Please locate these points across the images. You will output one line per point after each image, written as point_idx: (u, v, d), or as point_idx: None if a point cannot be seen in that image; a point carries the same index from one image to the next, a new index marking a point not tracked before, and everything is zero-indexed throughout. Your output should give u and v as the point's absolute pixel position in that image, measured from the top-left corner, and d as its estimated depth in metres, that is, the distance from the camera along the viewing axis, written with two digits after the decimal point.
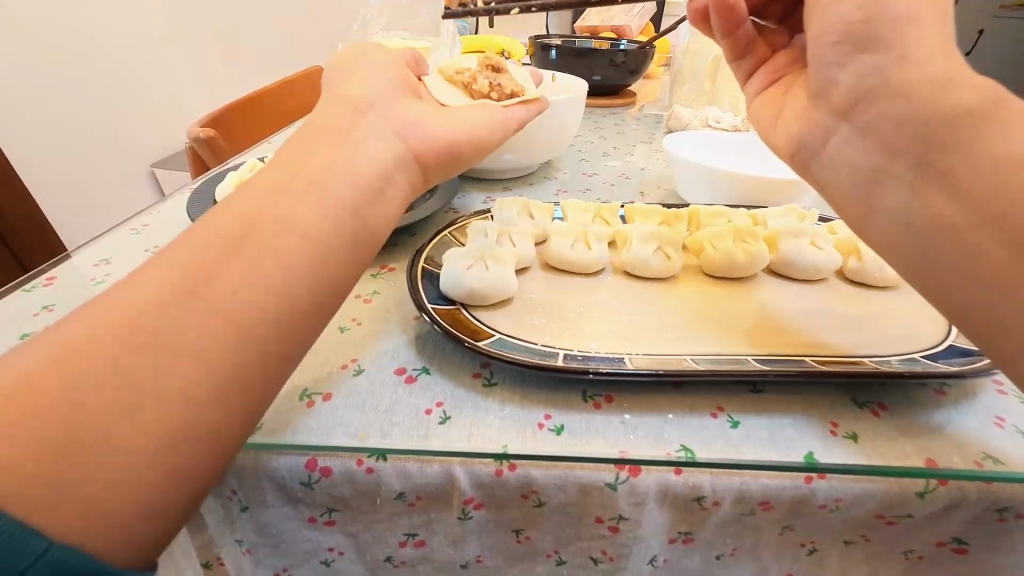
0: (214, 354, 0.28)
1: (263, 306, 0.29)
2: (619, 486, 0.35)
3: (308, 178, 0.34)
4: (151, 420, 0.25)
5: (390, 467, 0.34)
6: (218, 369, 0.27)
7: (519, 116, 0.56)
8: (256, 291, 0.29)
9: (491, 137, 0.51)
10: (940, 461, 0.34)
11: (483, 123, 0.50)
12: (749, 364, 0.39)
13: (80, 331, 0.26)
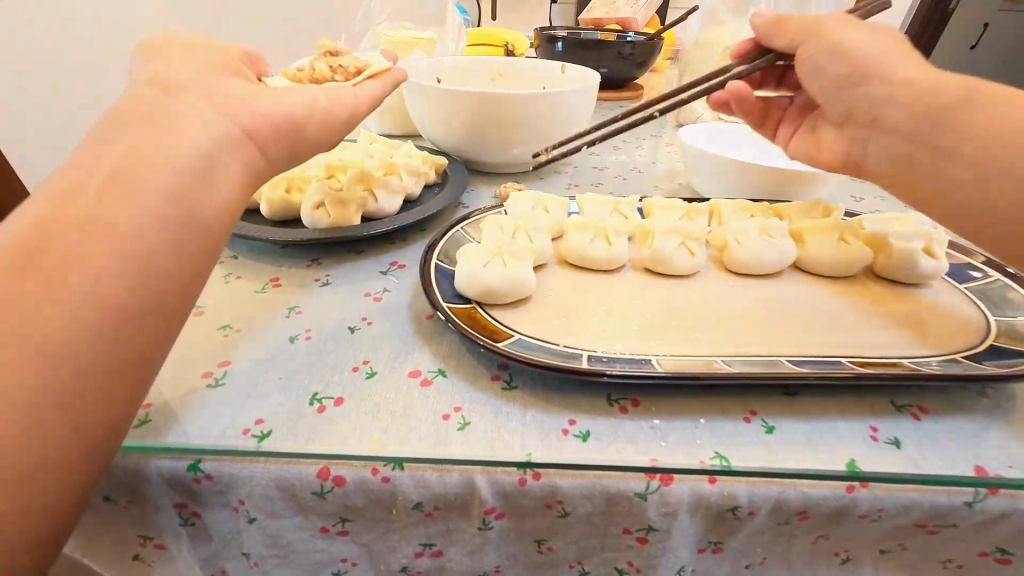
0: (120, 343, 0.27)
1: (177, 298, 0.29)
2: (649, 496, 0.33)
3: (228, 169, 0.34)
4: (45, 414, 0.24)
5: (407, 475, 0.32)
6: (119, 357, 0.27)
7: (371, 93, 0.50)
8: (169, 277, 0.29)
9: (339, 117, 0.45)
10: (990, 469, 0.32)
11: (324, 98, 0.43)
12: (783, 366, 0.37)
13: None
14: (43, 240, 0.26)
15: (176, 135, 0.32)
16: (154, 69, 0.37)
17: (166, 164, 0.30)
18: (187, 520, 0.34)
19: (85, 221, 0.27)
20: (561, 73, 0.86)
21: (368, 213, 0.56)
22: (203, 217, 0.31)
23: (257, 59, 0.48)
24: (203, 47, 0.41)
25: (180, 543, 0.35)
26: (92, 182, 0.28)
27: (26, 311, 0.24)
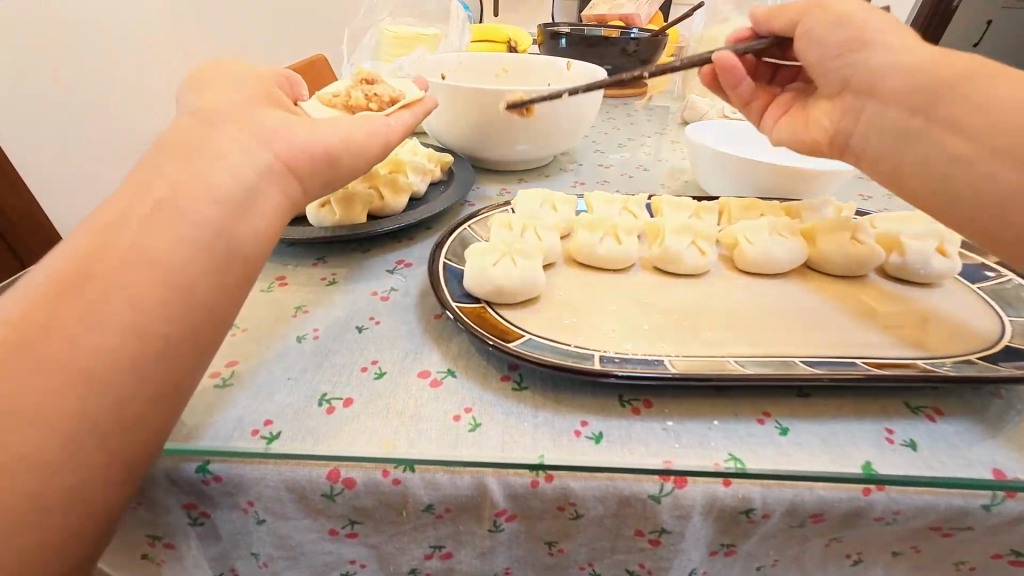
0: (162, 372, 0.27)
1: (213, 326, 0.30)
2: (662, 498, 0.33)
3: (267, 200, 0.34)
4: (85, 437, 0.24)
5: (418, 477, 0.32)
6: (161, 384, 0.27)
7: (405, 122, 0.51)
8: (206, 305, 0.29)
9: (369, 148, 0.45)
10: (1008, 471, 0.31)
11: (360, 128, 0.45)
12: (797, 367, 0.37)
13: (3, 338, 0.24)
14: (94, 262, 0.27)
15: (220, 161, 0.33)
16: (200, 100, 0.38)
17: (213, 192, 0.31)
18: (196, 520, 0.33)
19: (136, 239, 0.28)
20: (565, 69, 0.85)
21: (374, 211, 0.56)
22: (241, 246, 0.32)
23: (294, 82, 0.51)
24: (241, 78, 0.42)
25: (188, 544, 0.34)
26: (144, 208, 0.29)
27: (76, 331, 0.25)
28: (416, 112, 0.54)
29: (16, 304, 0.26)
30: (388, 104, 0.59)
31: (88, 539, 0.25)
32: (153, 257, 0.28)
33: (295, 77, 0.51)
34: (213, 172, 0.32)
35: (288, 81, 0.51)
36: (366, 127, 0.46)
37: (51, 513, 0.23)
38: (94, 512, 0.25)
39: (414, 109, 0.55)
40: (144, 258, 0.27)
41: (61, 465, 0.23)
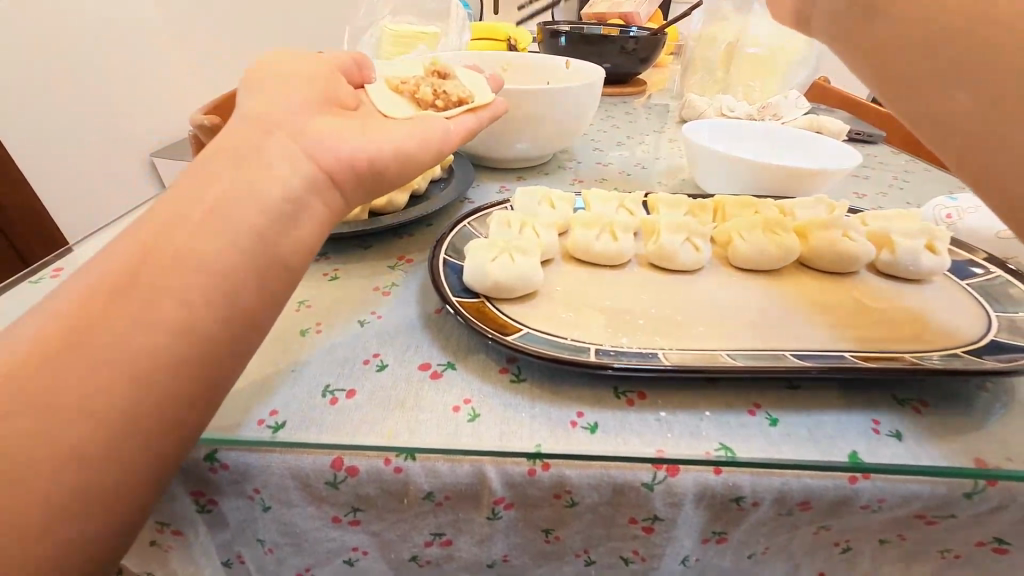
0: (201, 376, 0.28)
1: (251, 332, 0.31)
2: (655, 486, 0.34)
3: (309, 212, 0.35)
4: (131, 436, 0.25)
5: (418, 466, 0.33)
6: (200, 390, 0.28)
7: (462, 134, 0.54)
8: (243, 312, 0.30)
9: (420, 156, 0.47)
10: (989, 461, 0.32)
11: (414, 142, 0.47)
12: (787, 361, 0.38)
13: (58, 336, 0.25)
14: (143, 265, 0.28)
15: (262, 170, 0.33)
16: (254, 102, 0.39)
17: (255, 202, 0.32)
18: (203, 507, 0.34)
19: (186, 240, 0.29)
20: (564, 67, 0.86)
21: (375, 208, 0.57)
22: (280, 256, 0.32)
23: (362, 65, 0.58)
24: (296, 81, 0.44)
25: (197, 532, 0.35)
26: (197, 210, 0.30)
27: (124, 332, 0.26)
28: (480, 118, 0.59)
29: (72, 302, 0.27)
30: (454, 104, 0.61)
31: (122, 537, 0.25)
32: (199, 263, 0.28)
33: (364, 60, 0.58)
34: (257, 176, 0.33)
35: (357, 63, 0.58)
36: (420, 135, 0.47)
37: (90, 509, 0.24)
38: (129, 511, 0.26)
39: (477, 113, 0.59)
40: (190, 263, 0.28)
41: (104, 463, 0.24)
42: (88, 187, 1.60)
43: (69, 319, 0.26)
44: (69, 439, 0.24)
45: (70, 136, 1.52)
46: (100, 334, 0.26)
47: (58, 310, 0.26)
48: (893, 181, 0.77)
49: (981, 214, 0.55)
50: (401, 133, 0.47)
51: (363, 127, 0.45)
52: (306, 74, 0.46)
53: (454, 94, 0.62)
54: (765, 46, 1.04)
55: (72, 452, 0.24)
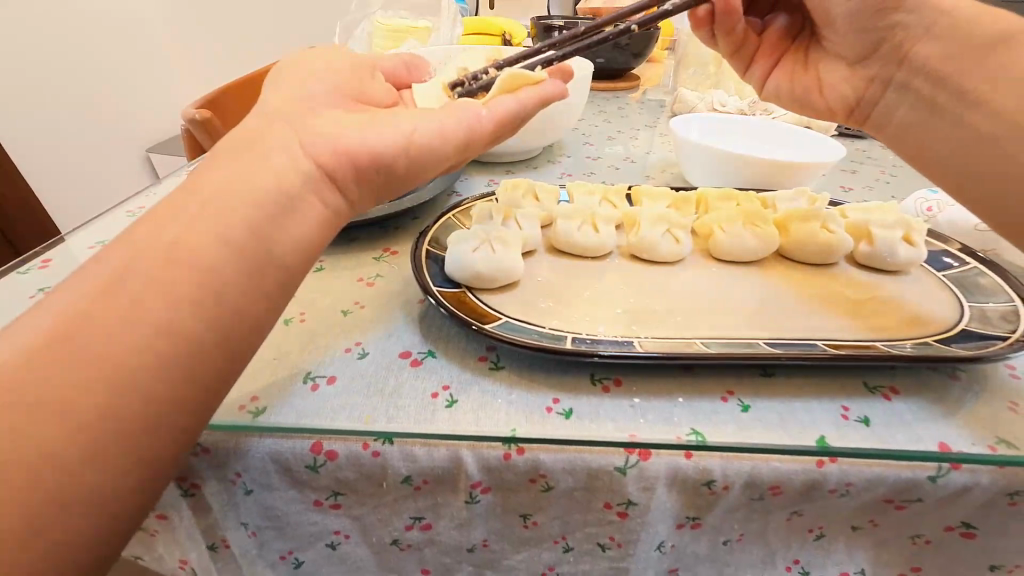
0: (184, 383, 0.27)
1: (240, 338, 0.30)
2: (628, 470, 0.34)
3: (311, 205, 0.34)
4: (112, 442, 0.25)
5: (396, 449, 0.34)
6: (183, 398, 0.27)
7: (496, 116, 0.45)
8: (231, 317, 0.29)
9: (438, 149, 0.40)
10: (953, 445, 0.33)
11: (425, 129, 0.40)
12: (760, 348, 0.39)
13: (49, 333, 0.25)
14: (133, 262, 0.27)
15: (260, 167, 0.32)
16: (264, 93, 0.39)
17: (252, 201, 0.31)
18: (187, 491, 0.35)
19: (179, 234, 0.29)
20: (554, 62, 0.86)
21: None
22: (275, 258, 0.31)
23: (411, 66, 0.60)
24: (318, 76, 0.43)
25: (180, 517, 0.36)
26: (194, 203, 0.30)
27: (109, 332, 0.26)
28: (523, 99, 0.46)
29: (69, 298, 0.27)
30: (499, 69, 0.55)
31: (101, 543, 0.25)
32: (188, 263, 0.28)
33: (414, 61, 0.60)
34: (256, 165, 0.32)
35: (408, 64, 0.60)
36: (440, 125, 0.41)
37: (68, 514, 0.24)
38: (110, 517, 0.25)
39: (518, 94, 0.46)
40: (177, 261, 0.28)
41: (83, 468, 0.24)
42: (78, 179, 1.60)
43: (61, 317, 0.26)
44: (51, 438, 0.24)
45: (62, 129, 1.52)
46: (88, 331, 0.26)
47: (56, 298, 0.27)
48: (879, 175, 0.78)
49: (961, 207, 0.56)
50: (406, 118, 0.40)
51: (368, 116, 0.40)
52: (331, 66, 0.45)
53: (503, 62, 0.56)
54: None
55: (54, 452, 0.24)
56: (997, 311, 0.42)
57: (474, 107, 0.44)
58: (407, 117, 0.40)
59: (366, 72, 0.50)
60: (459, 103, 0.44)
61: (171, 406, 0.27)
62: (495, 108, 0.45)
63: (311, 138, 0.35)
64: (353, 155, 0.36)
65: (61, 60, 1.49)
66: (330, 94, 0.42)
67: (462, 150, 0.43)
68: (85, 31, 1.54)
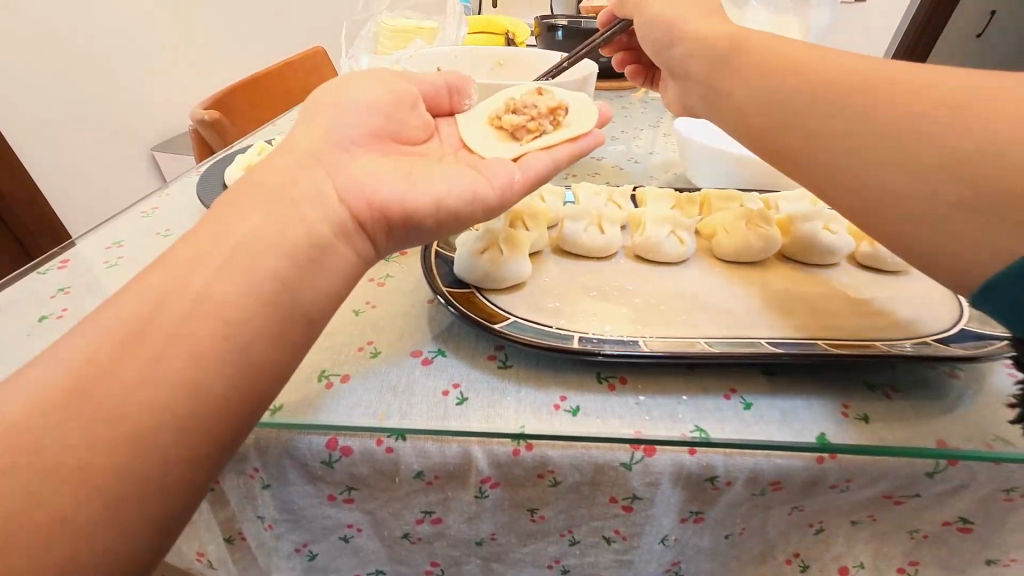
0: (219, 407, 0.28)
1: (276, 363, 0.30)
2: (633, 466, 0.35)
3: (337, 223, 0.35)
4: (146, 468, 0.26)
5: (409, 446, 0.35)
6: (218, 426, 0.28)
7: (527, 173, 0.45)
8: (266, 344, 0.30)
9: (469, 216, 0.40)
10: (950, 442, 0.34)
11: (460, 192, 0.39)
12: (763, 348, 0.39)
13: (92, 344, 0.27)
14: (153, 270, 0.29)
15: (296, 186, 0.34)
16: None
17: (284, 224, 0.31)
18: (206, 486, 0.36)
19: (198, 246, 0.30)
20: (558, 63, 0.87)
21: None
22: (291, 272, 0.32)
23: (452, 90, 0.58)
24: (356, 109, 0.42)
25: (200, 510, 0.37)
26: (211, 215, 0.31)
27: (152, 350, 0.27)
28: (557, 158, 0.48)
29: (102, 302, 0.29)
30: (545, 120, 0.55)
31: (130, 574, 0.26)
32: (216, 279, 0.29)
33: (454, 85, 0.58)
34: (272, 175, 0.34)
35: (448, 89, 0.57)
36: (473, 185, 0.40)
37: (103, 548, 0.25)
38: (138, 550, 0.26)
39: (553, 152, 0.48)
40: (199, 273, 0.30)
41: (122, 491, 0.25)
42: (83, 177, 1.61)
43: (94, 322, 0.28)
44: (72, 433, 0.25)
45: (68, 128, 1.53)
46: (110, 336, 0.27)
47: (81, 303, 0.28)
48: None
49: None
50: (442, 177, 0.40)
51: (406, 169, 0.40)
52: (365, 93, 0.44)
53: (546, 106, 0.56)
54: None
55: (95, 473, 0.25)
56: None
57: (510, 169, 0.44)
58: (439, 176, 0.40)
59: (408, 102, 0.49)
60: (492, 162, 0.44)
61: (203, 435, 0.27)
62: (527, 171, 0.45)
63: (351, 181, 0.36)
64: (384, 208, 0.36)
65: (66, 59, 1.50)
66: (374, 128, 0.42)
67: (495, 210, 0.42)
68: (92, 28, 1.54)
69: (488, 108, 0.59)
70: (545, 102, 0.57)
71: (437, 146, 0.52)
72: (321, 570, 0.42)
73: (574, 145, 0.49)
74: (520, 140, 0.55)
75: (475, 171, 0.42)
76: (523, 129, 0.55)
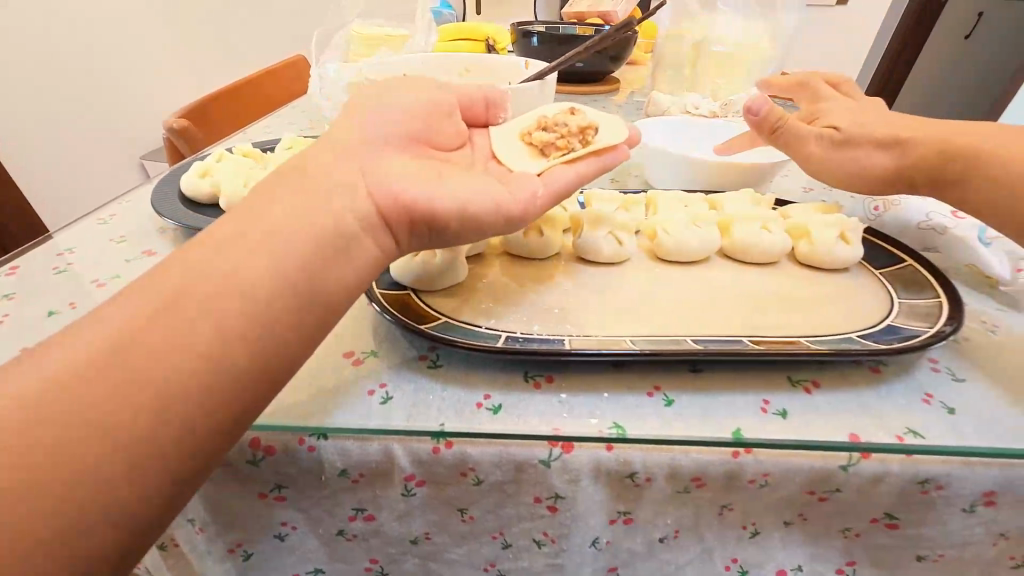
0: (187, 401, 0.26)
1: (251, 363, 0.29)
2: (552, 463, 0.36)
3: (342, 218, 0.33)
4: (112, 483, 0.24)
5: (331, 445, 0.35)
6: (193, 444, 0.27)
7: (554, 188, 0.44)
8: (244, 353, 0.28)
9: (490, 225, 0.39)
10: (863, 435, 0.35)
11: (482, 199, 0.38)
12: (688, 345, 0.40)
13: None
14: None
15: None
16: None
17: (279, 230, 0.31)
18: None
19: None
20: (525, 68, 0.88)
21: None
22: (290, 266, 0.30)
23: (491, 102, 0.55)
24: (387, 111, 0.41)
25: None
26: None
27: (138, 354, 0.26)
28: (582, 173, 0.47)
29: None
30: (578, 136, 0.51)
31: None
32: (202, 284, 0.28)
33: (491, 96, 0.55)
34: None
35: (485, 100, 0.55)
36: (495, 195, 0.40)
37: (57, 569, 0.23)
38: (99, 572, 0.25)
39: (578, 165, 0.47)
40: None
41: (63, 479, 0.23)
42: (70, 184, 1.61)
43: None
44: None
45: (64, 129, 1.55)
46: None
47: None
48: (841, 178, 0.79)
49: (906, 208, 0.60)
50: (464, 184, 0.39)
51: (432, 173, 0.39)
52: (394, 96, 0.43)
53: (580, 121, 0.52)
54: (730, 45, 1.05)
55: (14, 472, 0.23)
56: (921, 307, 0.44)
57: (533, 184, 0.42)
58: (468, 186, 0.39)
59: (443, 109, 0.47)
60: (520, 176, 0.43)
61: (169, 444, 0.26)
62: (550, 185, 0.44)
63: (378, 178, 0.35)
64: (411, 207, 0.35)
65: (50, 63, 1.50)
66: (410, 131, 0.41)
67: (515, 222, 0.40)
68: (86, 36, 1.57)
69: (519, 123, 0.55)
70: (577, 119, 0.53)
71: (470, 154, 0.51)
72: (257, 571, 0.42)
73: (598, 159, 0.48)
74: (549, 158, 0.51)
75: (499, 183, 0.42)
76: (552, 147, 0.51)
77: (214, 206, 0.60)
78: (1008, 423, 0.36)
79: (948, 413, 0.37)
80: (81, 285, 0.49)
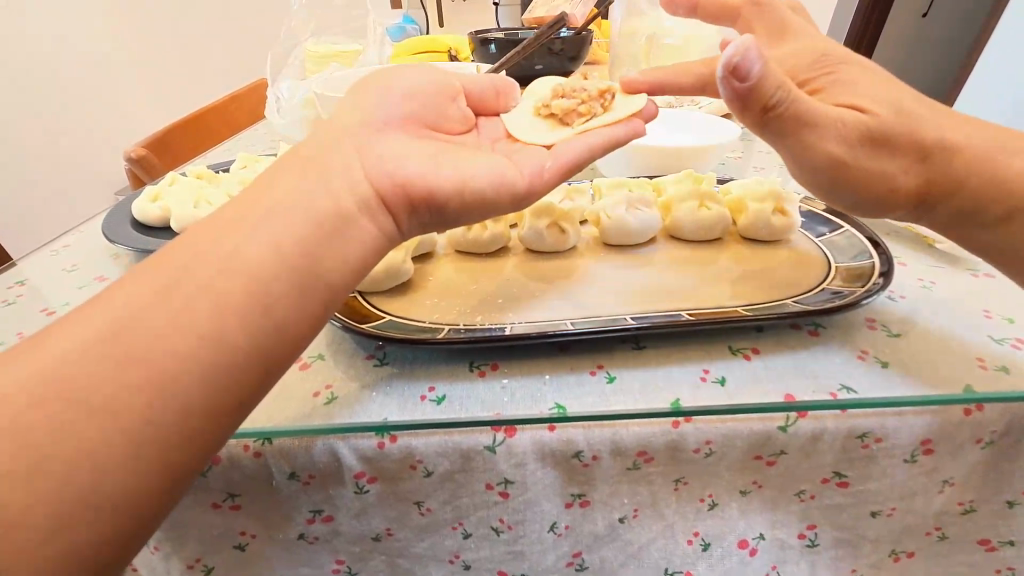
0: (128, 399, 0.26)
1: (198, 361, 0.27)
2: (498, 448, 0.36)
3: (307, 197, 0.32)
4: (95, 472, 0.25)
5: (275, 449, 0.36)
6: (184, 428, 0.27)
7: (562, 160, 0.44)
8: (189, 345, 0.27)
9: (495, 202, 0.39)
10: (797, 395, 0.36)
11: (487, 176, 0.39)
12: (626, 322, 0.41)
13: None
14: None
15: None
16: None
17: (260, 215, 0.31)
18: None
19: None
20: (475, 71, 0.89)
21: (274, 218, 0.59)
22: (237, 258, 0.30)
23: (502, 90, 0.55)
24: (391, 95, 0.42)
25: None
26: None
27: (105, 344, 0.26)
28: (593, 146, 0.46)
29: None
30: (596, 103, 0.54)
31: None
32: (188, 270, 0.29)
33: (501, 83, 0.55)
34: None
35: (497, 88, 0.55)
36: (503, 171, 0.40)
37: (46, 549, 0.24)
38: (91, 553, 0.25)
39: (587, 138, 0.46)
40: None
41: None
42: None
43: None
44: None
45: None
46: None
47: None
48: None
49: None
50: (474, 160, 0.40)
51: (440, 152, 0.40)
52: (398, 79, 0.44)
53: (596, 90, 0.55)
54: (681, 36, 1.06)
55: None
56: (857, 269, 0.45)
57: (540, 159, 0.44)
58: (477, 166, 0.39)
59: (449, 95, 0.48)
60: (524, 157, 0.44)
61: (104, 446, 0.25)
62: (560, 158, 0.44)
63: (383, 156, 0.36)
64: (410, 185, 0.36)
65: None
66: (414, 112, 0.43)
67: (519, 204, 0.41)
68: (46, 67, 1.62)
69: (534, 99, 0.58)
70: (594, 85, 0.56)
71: (475, 139, 0.51)
72: None
73: (611, 129, 0.46)
74: (570, 124, 0.54)
75: (506, 160, 0.42)
76: (573, 114, 0.54)
77: (167, 228, 0.60)
78: (938, 370, 0.37)
79: (881, 367, 0.38)
80: (30, 316, 0.49)
